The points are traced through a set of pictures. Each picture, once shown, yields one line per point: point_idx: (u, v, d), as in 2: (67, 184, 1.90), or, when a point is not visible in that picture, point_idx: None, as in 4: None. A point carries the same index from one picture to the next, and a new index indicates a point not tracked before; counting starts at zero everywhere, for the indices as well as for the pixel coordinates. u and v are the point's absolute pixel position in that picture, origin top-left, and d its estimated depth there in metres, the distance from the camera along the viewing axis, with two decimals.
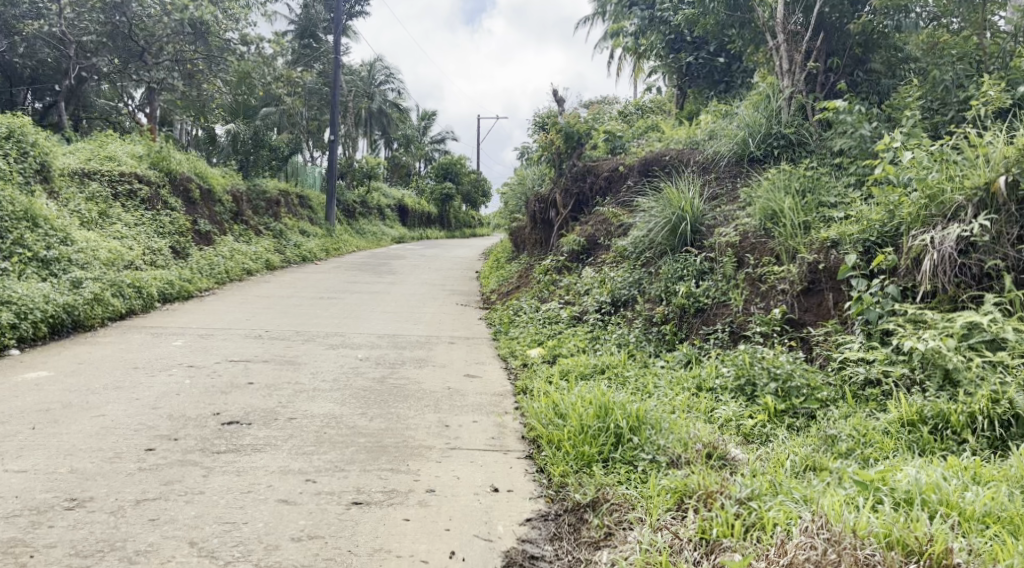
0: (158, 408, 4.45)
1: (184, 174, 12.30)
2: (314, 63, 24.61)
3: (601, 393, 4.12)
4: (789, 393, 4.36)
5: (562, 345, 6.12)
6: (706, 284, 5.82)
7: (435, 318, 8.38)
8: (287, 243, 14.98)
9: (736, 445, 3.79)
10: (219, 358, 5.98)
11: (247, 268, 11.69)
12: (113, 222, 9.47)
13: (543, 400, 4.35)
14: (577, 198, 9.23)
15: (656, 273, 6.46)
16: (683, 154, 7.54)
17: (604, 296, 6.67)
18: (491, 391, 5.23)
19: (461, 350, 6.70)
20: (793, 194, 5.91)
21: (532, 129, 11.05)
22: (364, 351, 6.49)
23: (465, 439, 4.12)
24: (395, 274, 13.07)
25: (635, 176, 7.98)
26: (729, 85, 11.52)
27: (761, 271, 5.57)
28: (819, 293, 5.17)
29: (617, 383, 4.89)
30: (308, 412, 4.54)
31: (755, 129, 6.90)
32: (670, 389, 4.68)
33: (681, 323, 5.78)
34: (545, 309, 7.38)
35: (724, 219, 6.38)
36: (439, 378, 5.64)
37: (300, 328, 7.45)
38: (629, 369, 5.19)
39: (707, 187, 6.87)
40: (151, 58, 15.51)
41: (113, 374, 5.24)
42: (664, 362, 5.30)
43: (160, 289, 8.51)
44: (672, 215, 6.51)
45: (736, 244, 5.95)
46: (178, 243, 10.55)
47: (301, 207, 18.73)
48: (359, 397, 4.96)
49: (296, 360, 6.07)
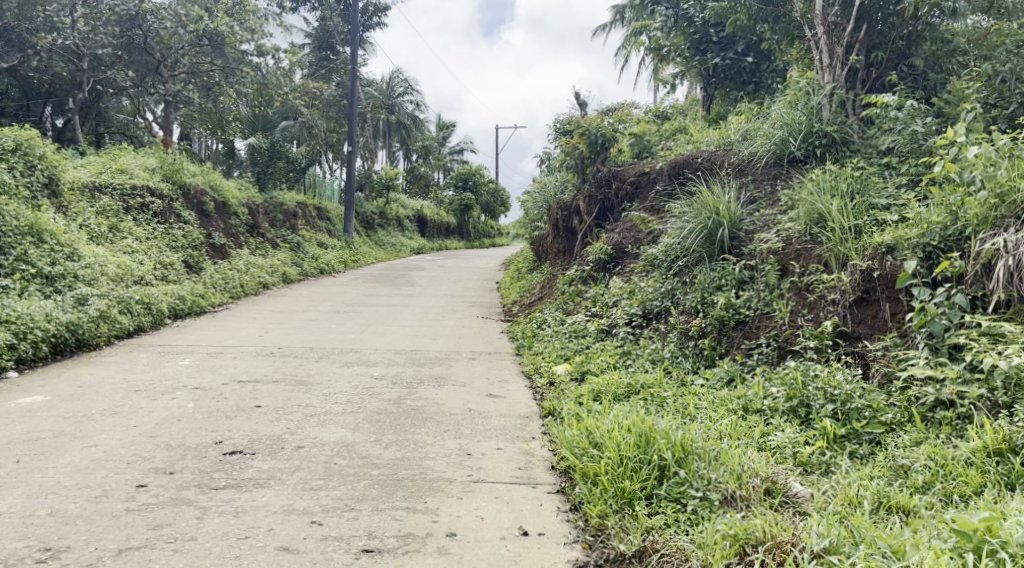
0: (155, 437, 4.11)
1: (198, 187, 12.08)
2: (332, 75, 24.53)
3: (641, 417, 3.68)
4: (850, 417, 3.93)
5: (591, 361, 5.73)
6: (747, 294, 5.40)
7: (455, 332, 8.00)
8: (305, 255, 14.72)
9: (796, 478, 3.37)
10: (227, 378, 5.65)
11: (263, 282, 11.41)
12: (123, 237, 9.24)
13: (575, 426, 3.93)
14: (602, 205, 8.82)
15: (690, 283, 6.04)
16: (717, 155, 7.09)
17: (634, 308, 6.25)
18: (516, 413, 4.83)
19: (482, 366, 6.31)
20: (840, 195, 5.46)
21: (553, 134, 10.63)
22: (380, 369, 6.13)
23: (488, 470, 3.72)
24: (414, 286, 12.73)
25: (665, 180, 7.55)
26: (758, 86, 11.08)
27: (807, 280, 5.13)
28: (874, 303, 4.72)
29: (653, 404, 4.48)
30: (318, 440, 4.17)
31: (794, 126, 6.41)
32: (713, 411, 4.27)
33: (721, 336, 5.35)
34: (571, 322, 6.98)
35: (764, 224, 5.94)
36: (459, 398, 5.25)
37: (314, 344, 7.11)
38: (666, 388, 4.77)
39: (743, 190, 6.42)
40: (168, 71, 15.62)
41: (112, 398, 4.91)
42: (704, 382, 4.89)
43: (170, 305, 8.25)
44: (708, 221, 6.08)
45: (780, 251, 5.51)
46: (191, 257, 10.29)
47: (319, 219, 18.48)
48: (373, 422, 4.58)
49: (308, 379, 5.71)
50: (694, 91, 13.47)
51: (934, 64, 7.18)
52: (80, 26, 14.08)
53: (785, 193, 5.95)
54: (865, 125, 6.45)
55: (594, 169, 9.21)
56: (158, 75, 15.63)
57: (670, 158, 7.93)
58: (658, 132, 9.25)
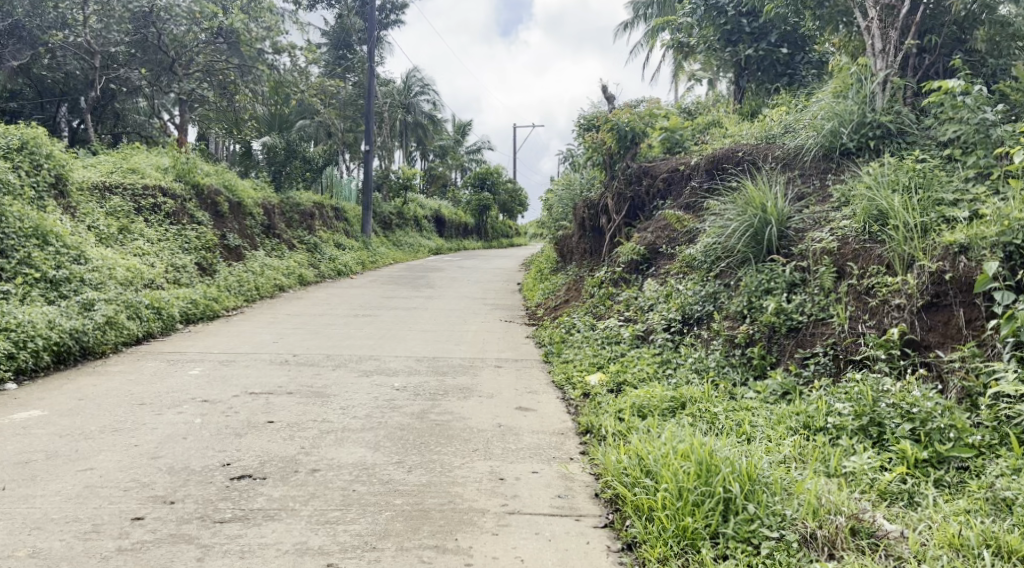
0: (157, 458, 3.75)
1: (212, 187, 11.79)
2: (349, 74, 24.29)
3: (698, 441, 3.25)
4: (932, 439, 3.46)
5: (628, 371, 5.33)
6: (799, 298, 4.96)
7: (479, 337, 7.60)
8: (322, 256, 14.42)
9: (881, 512, 2.93)
10: (238, 390, 5.28)
11: (279, 284, 11.10)
12: (134, 238, 8.97)
13: (621, 450, 3.51)
14: (632, 203, 8.41)
15: (734, 286, 5.60)
16: (760, 148, 6.64)
17: (673, 312, 5.85)
18: (550, 429, 4.43)
19: (510, 375, 5.90)
20: (901, 190, 4.99)
21: (578, 130, 10.23)
22: (401, 379, 5.74)
23: (526, 499, 3.32)
24: (434, 288, 12.37)
25: (701, 175, 7.11)
26: (792, 79, 10.65)
27: (868, 283, 4.66)
28: (946, 308, 4.25)
29: (704, 423, 4.05)
30: (335, 462, 3.78)
31: (845, 116, 5.91)
32: (773, 430, 3.84)
33: (771, 344, 4.93)
34: (602, 327, 6.57)
35: (815, 222, 5.47)
36: (487, 412, 4.84)
37: (331, 351, 6.74)
38: (716, 403, 4.35)
39: (790, 185, 5.96)
40: (183, 69, 15.39)
41: (114, 412, 4.57)
42: (756, 395, 4.47)
43: (181, 309, 7.96)
44: (753, 219, 5.64)
45: (835, 251, 5.03)
46: (205, 259, 10.00)
47: (337, 220, 18.20)
48: (395, 440, 4.18)
49: (325, 391, 5.33)
50: (721, 88, 13.03)
51: (993, 50, 6.69)
52: (92, 22, 13.76)
53: (839, 188, 5.50)
54: (923, 113, 5.97)
55: (622, 165, 8.78)
56: (173, 73, 15.43)
57: (705, 153, 7.51)
58: (690, 127, 8.82)
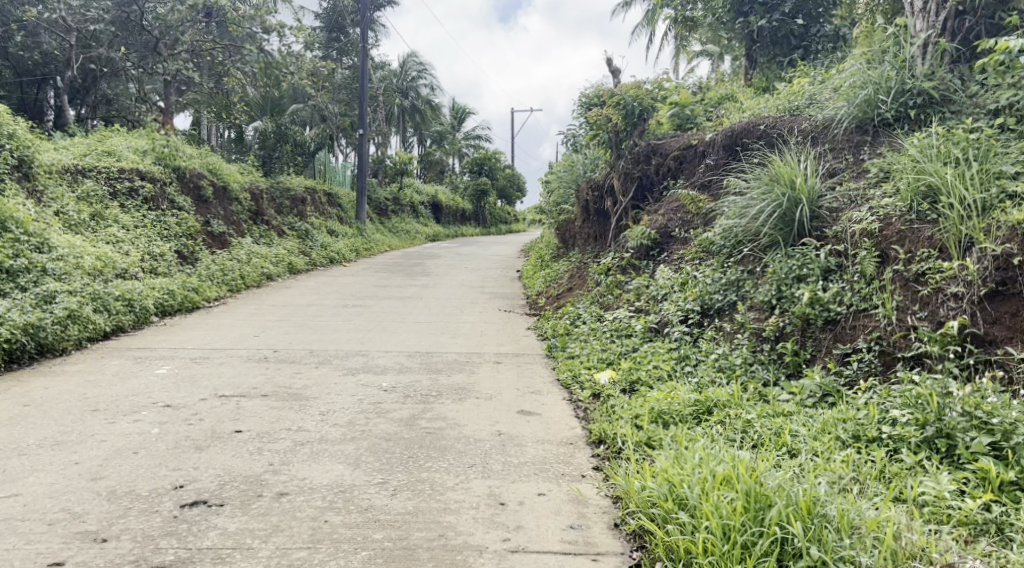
0: (98, 480, 3.20)
1: (195, 170, 11.19)
2: (343, 57, 23.74)
3: (741, 464, 2.69)
4: (1018, 456, 2.91)
5: (642, 369, 4.79)
6: (837, 287, 4.38)
7: (477, 330, 7.03)
8: (314, 243, 13.83)
9: (972, 554, 2.39)
10: (206, 393, 4.72)
11: (266, 273, 10.53)
12: (108, 225, 8.43)
13: (646, 472, 2.96)
14: (640, 184, 7.84)
15: (760, 272, 5.04)
16: (784, 121, 6.03)
17: (690, 302, 5.28)
18: (558, 439, 3.88)
19: (510, 373, 5.34)
20: (954, 162, 4.39)
21: (581, 108, 9.62)
22: (391, 378, 5.18)
23: (530, 531, 2.77)
24: (430, 275, 11.79)
25: (717, 151, 6.52)
26: (807, 52, 10.02)
27: (918, 269, 4.08)
28: (1014, 298, 3.69)
29: (738, 434, 3.51)
30: (307, 483, 3.22)
31: (882, 83, 5.31)
32: (820, 443, 3.30)
33: (805, 338, 4.37)
34: (611, 318, 6.01)
35: (851, 200, 4.88)
36: (486, 417, 4.28)
37: (315, 347, 6.18)
38: (747, 408, 3.80)
39: (819, 159, 5.36)
40: (167, 50, 14.75)
41: (60, 421, 4.02)
42: (791, 399, 3.93)
43: (156, 301, 7.41)
44: (781, 198, 5.04)
45: (877, 232, 4.44)
46: (185, 247, 9.43)
47: (330, 205, 17.57)
48: (379, 454, 3.62)
49: (304, 393, 4.76)
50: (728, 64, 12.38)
51: None
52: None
53: (876, 161, 4.91)
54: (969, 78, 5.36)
55: (628, 143, 8.18)
56: (157, 54, 14.79)
57: (721, 127, 6.92)
58: (702, 102, 8.20)
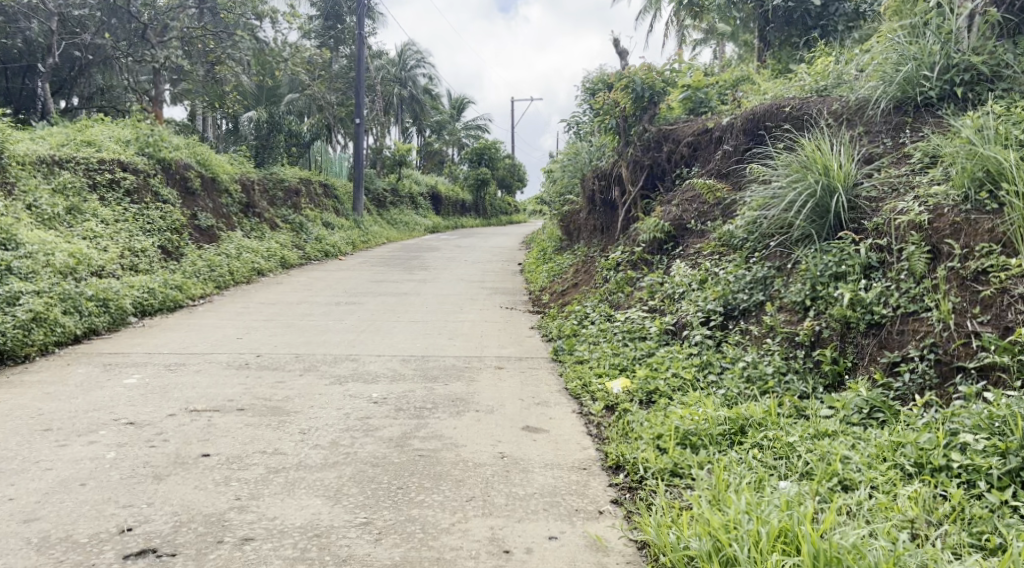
0: (31, 522, 2.75)
1: (182, 161, 10.68)
2: (340, 46, 23.19)
3: (803, 519, 2.29)
4: None
5: (659, 378, 4.31)
6: (880, 287, 3.88)
7: (477, 330, 6.55)
8: (309, 236, 13.33)
9: None
10: (175, 407, 4.24)
11: (257, 268, 10.06)
12: (86, 220, 7.95)
13: (685, 520, 2.53)
14: (651, 172, 7.34)
15: (790, 269, 4.54)
16: (811, 103, 5.52)
17: (712, 302, 4.79)
18: (569, 463, 3.40)
19: (514, 381, 4.85)
20: (1015, 145, 3.89)
21: (586, 92, 9.10)
22: (383, 387, 4.70)
23: None
24: (428, 269, 11.30)
25: (737, 137, 6.02)
26: (824, 32, 9.34)
27: (977, 266, 3.58)
28: None
29: (780, 461, 3.04)
30: (276, 525, 2.77)
31: (925, 57, 4.80)
32: (879, 473, 2.84)
33: (845, 343, 3.88)
34: (622, 318, 5.51)
35: (893, 188, 4.37)
36: (486, 434, 3.81)
37: (302, 351, 5.69)
38: (788, 427, 3.33)
39: (854, 143, 4.86)
40: (155, 37, 14.21)
41: (4, 444, 3.55)
42: (834, 415, 3.45)
43: (134, 300, 6.94)
44: (814, 186, 4.53)
45: (927, 225, 3.93)
46: (170, 242, 8.94)
47: (326, 197, 17.03)
48: (365, 484, 3.16)
49: (283, 407, 4.27)
50: (736, 47, 11.85)
51: None
52: None
53: (920, 145, 4.42)
54: None
55: (638, 129, 7.63)
56: (145, 41, 14.28)
57: (739, 110, 6.41)
58: (717, 84, 7.67)
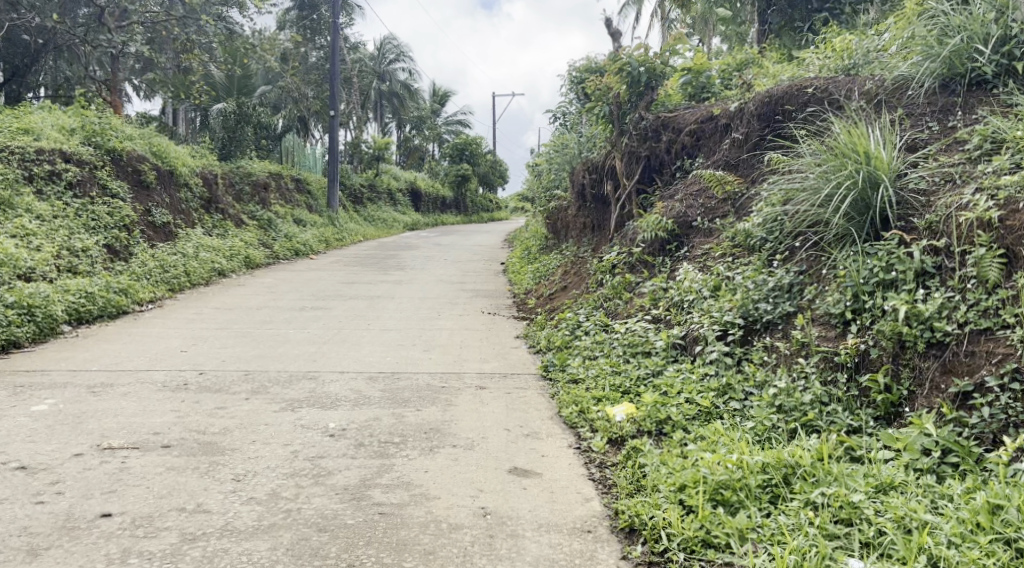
0: None
1: (135, 152, 9.80)
2: (316, 38, 22.33)
3: None
4: None
5: (671, 405, 3.59)
6: (941, 298, 3.19)
7: (456, 340, 5.81)
8: (278, 234, 12.50)
9: None
10: (86, 444, 3.47)
11: (218, 268, 9.23)
12: (17, 216, 7.12)
13: None
14: (648, 162, 6.65)
15: (823, 273, 3.87)
16: (837, 82, 4.87)
17: (729, 313, 4.08)
18: (567, 524, 2.68)
19: (498, 406, 4.11)
20: None
21: (576, 79, 8.38)
22: (342, 415, 3.94)
23: None
24: (405, 270, 10.51)
25: (749, 122, 5.35)
26: (831, 15, 8.76)
27: None
28: None
29: (845, 530, 2.36)
30: None
31: (977, 27, 4.17)
32: (981, 549, 2.16)
33: (898, 365, 3.19)
34: (622, 329, 4.80)
35: (948, 180, 3.70)
36: (465, 480, 3.07)
37: (253, 368, 4.91)
38: (846, 477, 2.63)
39: (893, 127, 4.22)
40: (113, 21, 13.31)
41: None
42: (896, 459, 2.77)
43: (66, 307, 6.13)
44: (853, 176, 3.88)
45: (998, 223, 3.25)
46: (118, 240, 8.09)
47: (297, 191, 16.16)
48: (305, 560, 2.42)
49: (218, 442, 3.51)
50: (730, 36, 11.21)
51: None
52: None
53: (977, 128, 3.78)
54: None
55: (633, 116, 6.91)
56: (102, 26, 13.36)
57: (749, 94, 5.75)
58: (720, 67, 6.98)
